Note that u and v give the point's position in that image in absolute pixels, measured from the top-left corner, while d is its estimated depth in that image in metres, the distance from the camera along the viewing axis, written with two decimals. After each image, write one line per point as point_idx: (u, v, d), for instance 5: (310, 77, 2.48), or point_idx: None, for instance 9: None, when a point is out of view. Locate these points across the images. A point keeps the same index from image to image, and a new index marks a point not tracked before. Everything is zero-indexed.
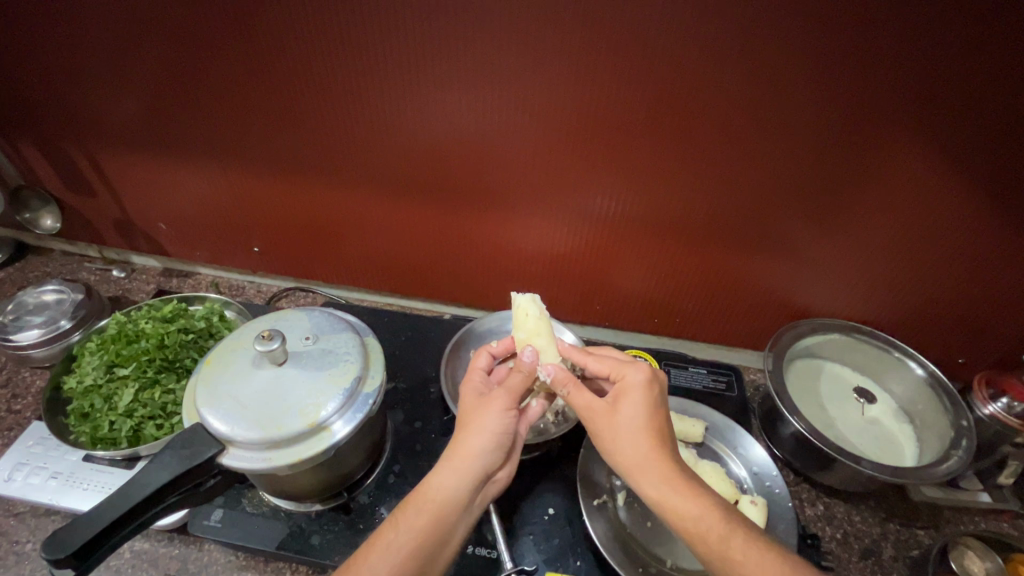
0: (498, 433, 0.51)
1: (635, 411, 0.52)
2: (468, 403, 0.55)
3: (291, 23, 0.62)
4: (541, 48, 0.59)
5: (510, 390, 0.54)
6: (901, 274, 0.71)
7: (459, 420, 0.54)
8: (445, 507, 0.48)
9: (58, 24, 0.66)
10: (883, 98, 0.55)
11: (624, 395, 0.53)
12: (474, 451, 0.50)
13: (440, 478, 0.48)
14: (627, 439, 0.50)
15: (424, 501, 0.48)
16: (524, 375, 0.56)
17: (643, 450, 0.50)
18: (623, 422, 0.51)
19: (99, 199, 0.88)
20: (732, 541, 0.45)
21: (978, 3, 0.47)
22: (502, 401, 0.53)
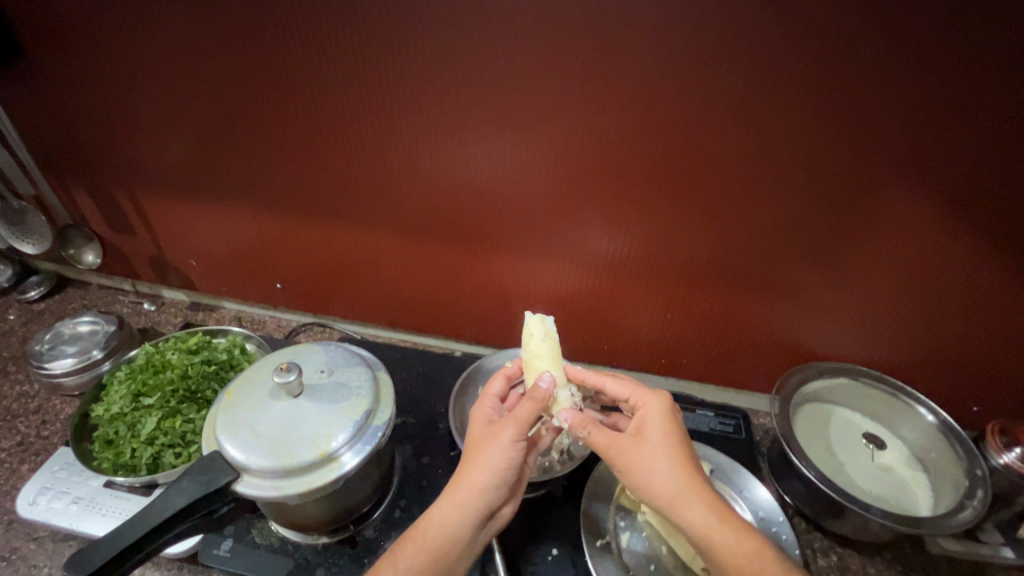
0: (503, 468, 0.51)
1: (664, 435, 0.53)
2: (476, 436, 0.54)
3: (325, 81, 0.68)
4: (551, 103, 0.64)
5: (518, 421, 0.52)
6: (906, 319, 0.72)
7: (466, 451, 0.53)
8: (444, 541, 0.49)
9: (118, 82, 0.74)
10: (874, 150, 0.58)
11: (645, 428, 0.54)
12: (481, 485, 0.50)
13: (441, 513, 0.49)
14: (655, 463, 0.52)
15: (425, 535, 0.49)
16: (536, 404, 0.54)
17: (670, 473, 0.51)
18: (652, 450, 0.52)
19: (138, 237, 0.94)
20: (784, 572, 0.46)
21: (957, 66, 0.51)
22: (508, 432, 0.52)
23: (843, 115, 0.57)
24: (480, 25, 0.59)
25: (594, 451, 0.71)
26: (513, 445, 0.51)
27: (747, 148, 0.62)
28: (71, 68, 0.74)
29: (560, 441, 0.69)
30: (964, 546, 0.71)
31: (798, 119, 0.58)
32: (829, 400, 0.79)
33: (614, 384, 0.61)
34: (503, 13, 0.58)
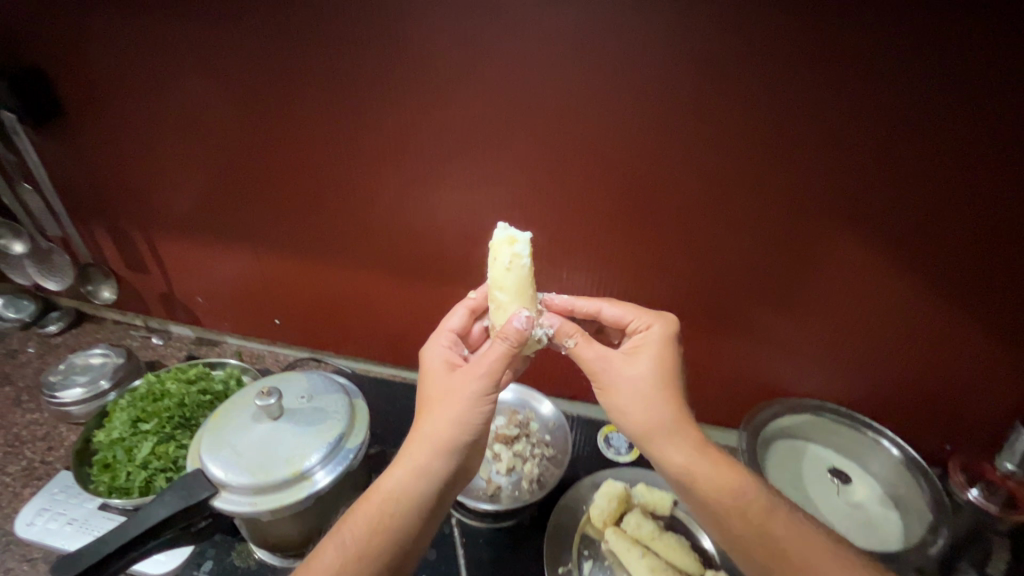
0: (475, 418, 0.52)
1: (655, 361, 0.55)
2: (441, 383, 0.54)
3: (323, 136, 0.76)
4: (522, 155, 0.71)
5: (489, 368, 0.53)
6: (868, 354, 0.74)
7: (439, 390, 0.53)
8: (399, 511, 0.49)
9: (144, 138, 0.83)
10: (813, 194, 0.63)
11: (640, 351, 0.56)
12: (447, 442, 0.51)
13: (397, 483, 0.50)
14: (642, 390, 0.53)
15: (380, 508, 0.49)
16: (509, 343, 0.53)
17: (661, 404, 0.53)
18: (640, 378, 0.54)
19: (151, 275, 1.02)
20: (772, 519, 0.50)
21: (877, 122, 0.57)
22: (479, 385, 0.52)
23: (781, 166, 0.62)
24: (457, 89, 0.67)
25: (565, 481, 0.73)
26: (482, 399, 0.52)
27: (699, 194, 0.67)
28: (104, 127, 0.83)
29: (531, 471, 0.71)
30: None
31: (742, 168, 0.64)
32: (803, 437, 0.79)
33: (610, 309, 0.62)
34: (477, 79, 0.66)
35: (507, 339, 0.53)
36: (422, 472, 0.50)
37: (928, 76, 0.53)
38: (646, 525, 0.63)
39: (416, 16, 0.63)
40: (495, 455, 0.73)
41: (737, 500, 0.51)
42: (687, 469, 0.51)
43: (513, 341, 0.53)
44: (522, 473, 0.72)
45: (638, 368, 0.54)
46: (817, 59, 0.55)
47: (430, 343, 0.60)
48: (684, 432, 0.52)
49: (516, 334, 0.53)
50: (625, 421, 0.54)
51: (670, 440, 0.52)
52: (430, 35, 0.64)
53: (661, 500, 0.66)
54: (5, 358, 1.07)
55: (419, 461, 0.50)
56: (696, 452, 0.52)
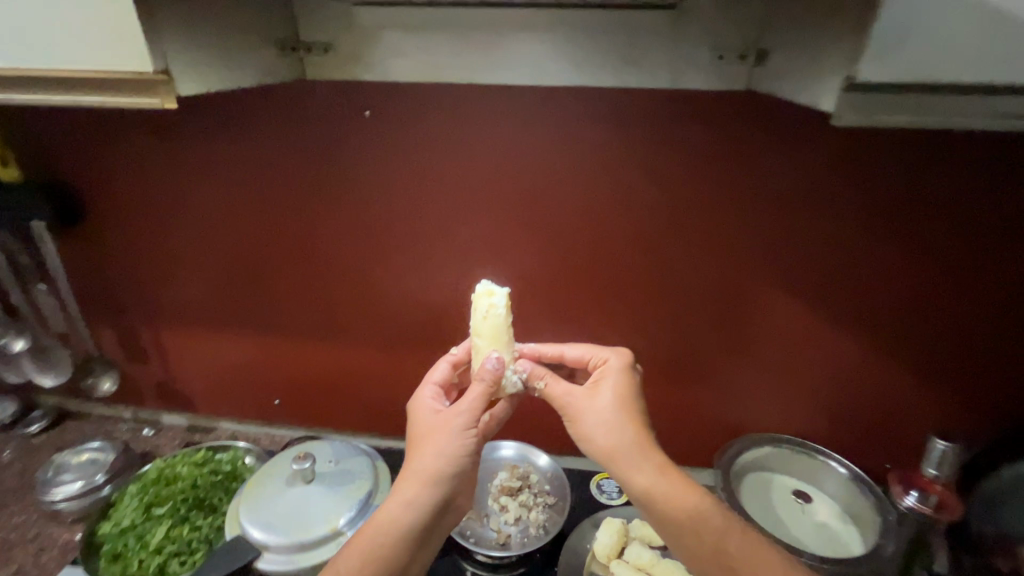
0: (458, 452, 0.56)
1: (615, 391, 0.62)
2: (427, 421, 0.58)
3: (331, 229, 0.88)
4: (507, 237, 0.84)
5: (471, 407, 0.57)
6: (808, 388, 0.87)
7: (422, 431, 0.57)
8: (385, 543, 0.54)
9: (161, 238, 0.91)
10: (744, 258, 0.79)
11: (601, 384, 0.63)
12: (434, 474, 0.55)
13: (391, 516, 0.55)
14: (604, 416, 0.60)
15: (373, 540, 0.54)
16: (487, 385, 0.57)
17: (622, 429, 0.60)
18: (603, 407, 0.61)
19: (149, 365, 1.05)
20: (727, 535, 0.58)
21: (782, 202, 0.74)
22: (460, 422, 0.56)
23: (717, 238, 0.79)
24: (453, 187, 0.82)
25: (566, 527, 0.80)
26: (467, 433, 0.56)
27: (656, 262, 0.82)
28: (121, 230, 0.91)
29: (536, 517, 0.78)
30: None
31: (687, 240, 0.80)
32: (769, 468, 0.89)
33: (574, 349, 0.69)
34: (469, 179, 0.81)
35: (485, 380, 0.57)
36: (411, 504, 0.55)
37: (812, 169, 0.72)
38: (645, 553, 0.71)
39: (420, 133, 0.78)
40: (502, 506, 0.79)
41: (697, 517, 0.58)
42: (649, 489, 0.58)
43: (488, 382, 0.56)
44: (528, 521, 0.78)
45: (601, 397, 0.62)
46: (732, 158, 0.73)
47: (414, 393, 0.63)
48: (641, 452, 0.59)
49: (492, 374, 0.57)
50: (591, 446, 0.61)
51: (629, 460, 0.59)
52: (431, 147, 0.79)
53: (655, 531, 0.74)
54: None
55: (408, 493, 0.55)
56: (658, 473, 0.59)
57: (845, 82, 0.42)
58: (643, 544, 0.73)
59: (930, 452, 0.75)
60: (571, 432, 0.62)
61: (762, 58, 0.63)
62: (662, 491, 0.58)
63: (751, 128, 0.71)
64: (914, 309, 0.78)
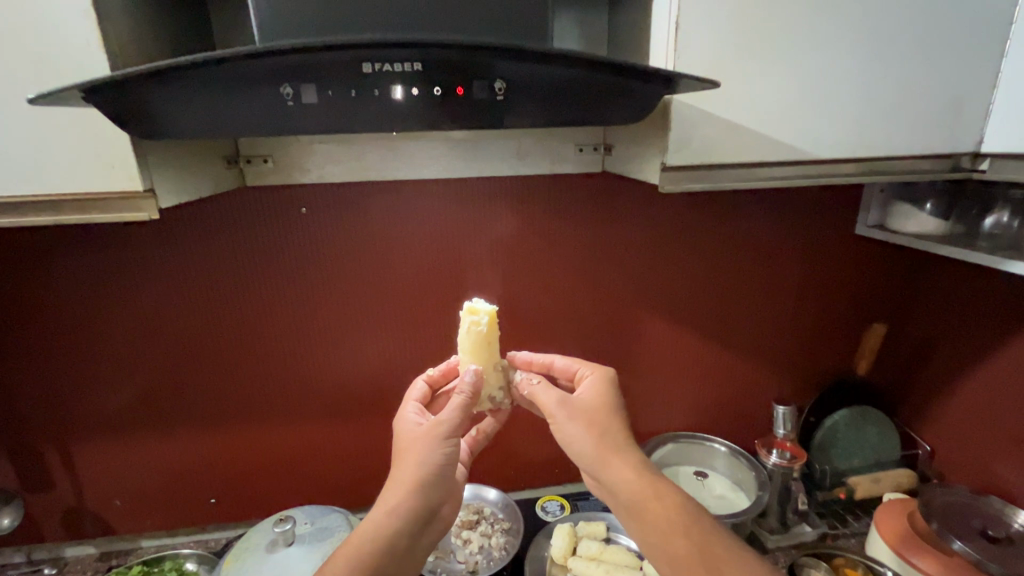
0: (437, 461, 0.62)
1: (598, 398, 0.70)
2: (411, 432, 0.65)
3: (271, 313, 0.95)
4: (437, 300, 0.99)
5: (450, 417, 0.64)
6: (689, 388, 1.11)
7: (404, 445, 0.64)
8: (371, 550, 0.58)
9: (81, 346, 0.90)
10: (624, 292, 1.02)
11: (586, 391, 0.71)
12: (415, 480, 0.61)
13: (376, 524, 0.60)
14: (588, 418, 0.68)
15: (357, 549, 0.58)
16: (465, 397, 0.64)
17: (604, 433, 0.67)
18: (587, 413, 0.68)
19: (56, 490, 0.96)
20: (717, 533, 0.63)
21: (642, 246, 1.00)
22: (441, 432, 0.64)
23: (601, 281, 1.01)
24: (383, 263, 0.95)
25: (523, 545, 0.90)
26: (445, 440, 0.63)
27: (560, 305, 1.02)
28: (32, 345, 0.88)
29: (498, 541, 0.87)
30: (788, 536, 0.99)
31: (578, 284, 1.01)
32: (673, 462, 1.09)
33: (560, 360, 0.77)
34: (398, 255, 0.95)
35: (463, 392, 0.64)
36: (394, 511, 0.60)
37: (657, 221, 0.98)
38: (593, 544, 0.84)
39: (351, 221, 0.92)
40: (464, 540, 0.87)
41: (694, 519, 0.63)
42: (632, 490, 0.64)
43: (468, 394, 0.64)
44: (490, 546, 0.87)
45: (585, 404, 0.69)
46: (601, 219, 0.97)
47: (398, 409, 0.71)
48: (622, 455, 0.66)
49: (470, 387, 0.64)
50: (576, 449, 0.68)
51: (610, 461, 0.66)
52: (362, 232, 0.92)
53: (598, 526, 0.88)
54: None
55: (392, 501, 0.61)
56: (638, 475, 0.65)
57: (662, 165, 0.66)
58: (590, 540, 0.86)
59: (776, 416, 1.02)
60: (559, 433, 0.69)
61: (609, 149, 0.89)
62: (641, 493, 0.64)
63: (610, 197, 0.96)
64: (744, 314, 1.07)
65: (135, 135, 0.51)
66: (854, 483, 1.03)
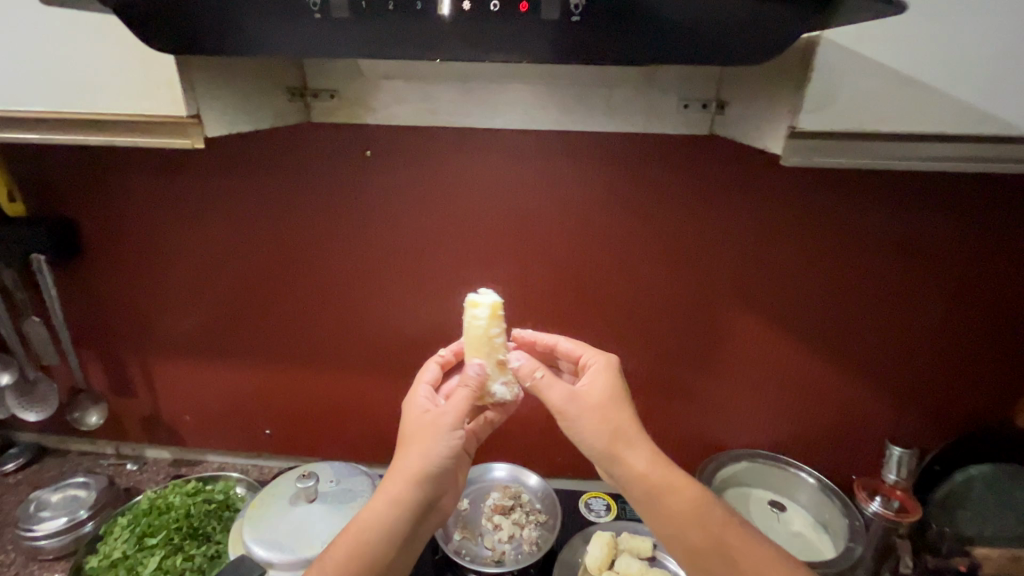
0: (443, 455, 0.59)
1: (602, 390, 0.62)
2: (415, 421, 0.61)
3: (330, 258, 0.92)
4: (499, 265, 0.90)
5: (456, 408, 0.61)
6: (778, 403, 0.94)
7: (406, 436, 0.60)
8: (374, 538, 0.57)
9: (159, 268, 0.94)
10: (714, 282, 0.87)
11: (597, 378, 0.63)
12: (418, 473, 0.58)
13: (375, 513, 0.58)
14: (598, 414, 0.60)
15: (355, 537, 0.57)
16: (469, 391, 0.61)
17: (614, 427, 0.60)
18: (596, 405, 0.61)
19: (137, 398, 1.05)
20: None
21: (747, 231, 0.83)
22: (446, 424, 0.60)
23: (686, 270, 0.86)
24: (446, 219, 0.87)
25: (558, 543, 0.82)
26: (451, 433, 0.59)
27: (637, 286, 0.88)
28: (120, 262, 0.93)
29: (531, 534, 0.80)
30: None
31: (660, 269, 0.87)
32: (746, 483, 0.95)
33: (564, 342, 0.70)
34: (461, 213, 0.87)
35: (468, 385, 0.61)
36: (397, 501, 0.58)
37: (768, 205, 0.81)
38: (634, 563, 0.74)
39: (414, 169, 0.84)
40: (495, 525, 0.82)
41: None
42: (645, 478, 0.59)
43: (473, 387, 0.61)
44: (521, 538, 0.80)
45: (596, 396, 0.61)
46: (697, 193, 0.81)
47: (409, 390, 0.65)
48: (634, 446, 0.60)
49: (475, 380, 0.62)
50: (583, 443, 0.61)
51: (620, 455, 0.59)
52: (425, 184, 0.85)
53: (643, 543, 0.78)
54: None
55: (395, 492, 0.58)
56: (653, 464, 0.60)
57: (788, 130, 0.50)
58: (632, 555, 0.77)
59: (889, 458, 0.83)
60: (567, 428, 0.61)
61: (722, 107, 0.72)
62: (654, 484, 0.59)
63: (713, 167, 0.79)
64: (864, 327, 0.87)
65: (177, 52, 0.48)
66: (981, 557, 0.81)
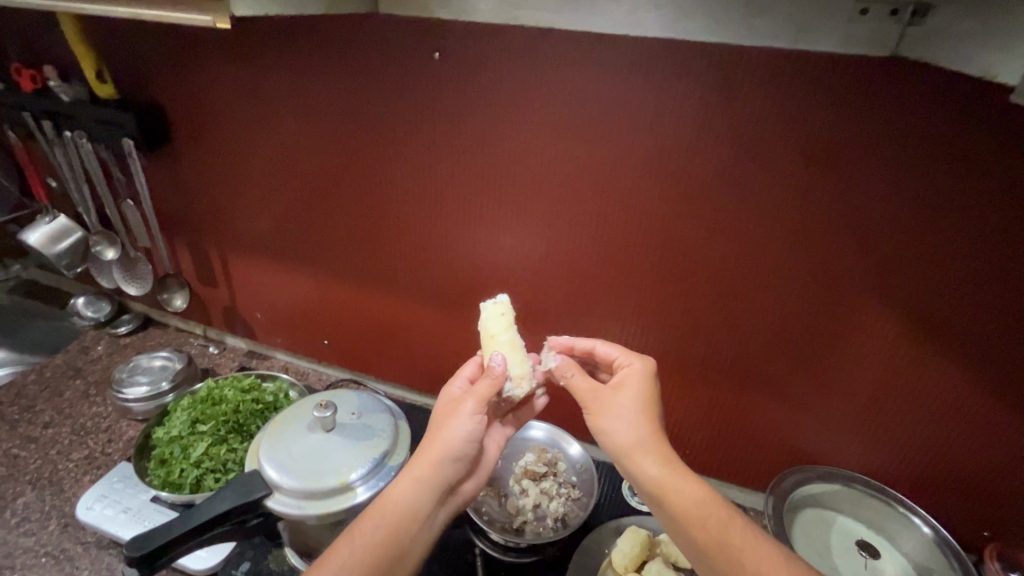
0: (464, 439, 0.56)
1: (637, 392, 0.60)
2: (444, 404, 0.59)
3: (390, 175, 0.84)
4: (571, 205, 0.76)
5: (478, 395, 0.56)
6: (900, 426, 0.74)
7: (432, 420, 0.58)
8: (398, 515, 0.53)
9: (234, 166, 0.93)
10: (846, 263, 0.66)
11: (626, 380, 0.61)
12: (440, 456, 0.55)
13: (401, 491, 0.54)
14: (626, 414, 0.59)
15: (383, 512, 0.53)
16: (492, 381, 0.57)
17: (636, 426, 0.58)
18: (623, 402, 0.60)
19: (217, 289, 1.10)
20: None
21: (917, 201, 0.60)
22: (471, 405, 0.56)
23: (815, 246, 0.67)
24: (519, 146, 0.74)
25: (586, 525, 0.74)
26: (471, 418, 0.55)
27: (739, 255, 0.70)
28: (200, 155, 0.94)
29: (557, 509, 0.73)
30: None
31: (777, 240, 0.68)
32: (832, 508, 0.80)
33: (603, 346, 0.67)
34: (538, 140, 0.72)
35: (490, 376, 0.57)
36: (419, 480, 0.54)
37: (966, 174, 0.57)
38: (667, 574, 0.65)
39: (490, 81, 0.71)
40: (522, 489, 0.76)
41: None
42: (662, 481, 0.54)
43: (495, 379, 0.57)
44: (547, 510, 0.74)
45: (626, 397, 0.60)
46: (857, 143, 0.59)
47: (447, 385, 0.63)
48: (654, 449, 0.57)
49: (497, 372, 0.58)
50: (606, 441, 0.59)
51: (638, 456, 0.56)
52: (499, 100, 0.71)
53: (683, 554, 0.67)
54: (78, 353, 1.16)
55: (417, 471, 0.54)
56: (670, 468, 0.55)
57: None
58: (668, 564, 0.67)
59: None
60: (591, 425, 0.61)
61: (926, 11, 0.50)
62: (667, 485, 0.54)
63: (890, 108, 0.57)
64: None
65: None
66: None
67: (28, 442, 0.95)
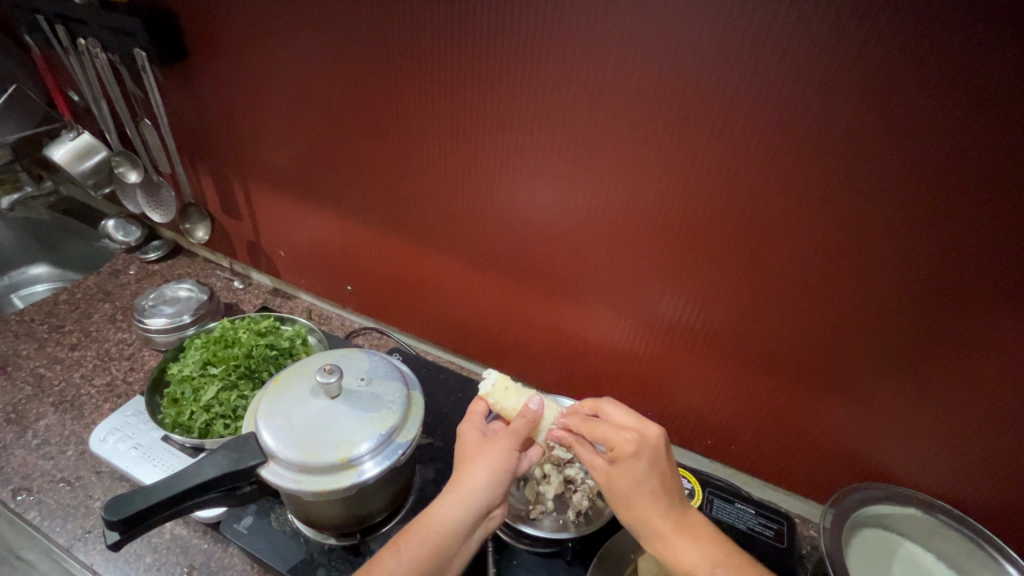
0: (502, 469, 0.55)
1: (633, 476, 0.54)
2: (471, 440, 0.58)
3: (420, 108, 0.72)
4: (629, 157, 0.62)
5: (516, 432, 0.58)
6: (1008, 458, 0.60)
7: (459, 456, 0.57)
8: (446, 531, 0.52)
9: (252, 87, 0.83)
10: (988, 257, 0.50)
11: (619, 462, 0.55)
12: (484, 485, 0.54)
13: (445, 508, 0.52)
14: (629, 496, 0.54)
15: (431, 527, 0.52)
16: (527, 420, 0.59)
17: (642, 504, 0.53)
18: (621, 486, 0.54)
19: (242, 223, 1.05)
20: None
21: None
22: (507, 441, 0.57)
23: (950, 235, 0.51)
24: (573, 79, 0.60)
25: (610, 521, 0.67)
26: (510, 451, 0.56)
27: (836, 234, 0.56)
28: (217, 73, 0.84)
29: (581, 504, 0.66)
30: None
31: (897, 221, 0.52)
32: (896, 531, 0.70)
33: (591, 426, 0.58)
34: (598, 73, 0.58)
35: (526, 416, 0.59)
36: (466, 500, 0.53)
37: None
38: None
39: None
40: (544, 475, 0.68)
41: None
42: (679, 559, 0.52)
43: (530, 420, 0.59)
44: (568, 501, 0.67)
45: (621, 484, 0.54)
46: None
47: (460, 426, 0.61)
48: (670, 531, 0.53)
49: (534, 414, 0.60)
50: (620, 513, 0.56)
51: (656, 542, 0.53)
52: (553, 17, 0.57)
53: None
54: (109, 276, 1.15)
55: (462, 494, 0.53)
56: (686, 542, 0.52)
57: None
58: None
59: None
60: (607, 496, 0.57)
61: None
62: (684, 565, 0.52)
63: None
64: None
65: None
66: None
67: (54, 362, 0.95)
